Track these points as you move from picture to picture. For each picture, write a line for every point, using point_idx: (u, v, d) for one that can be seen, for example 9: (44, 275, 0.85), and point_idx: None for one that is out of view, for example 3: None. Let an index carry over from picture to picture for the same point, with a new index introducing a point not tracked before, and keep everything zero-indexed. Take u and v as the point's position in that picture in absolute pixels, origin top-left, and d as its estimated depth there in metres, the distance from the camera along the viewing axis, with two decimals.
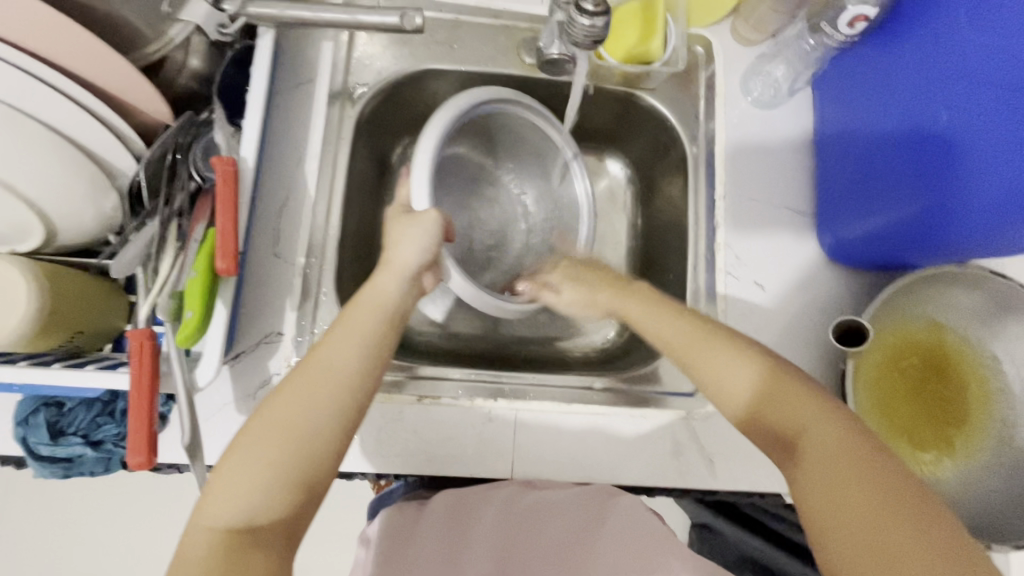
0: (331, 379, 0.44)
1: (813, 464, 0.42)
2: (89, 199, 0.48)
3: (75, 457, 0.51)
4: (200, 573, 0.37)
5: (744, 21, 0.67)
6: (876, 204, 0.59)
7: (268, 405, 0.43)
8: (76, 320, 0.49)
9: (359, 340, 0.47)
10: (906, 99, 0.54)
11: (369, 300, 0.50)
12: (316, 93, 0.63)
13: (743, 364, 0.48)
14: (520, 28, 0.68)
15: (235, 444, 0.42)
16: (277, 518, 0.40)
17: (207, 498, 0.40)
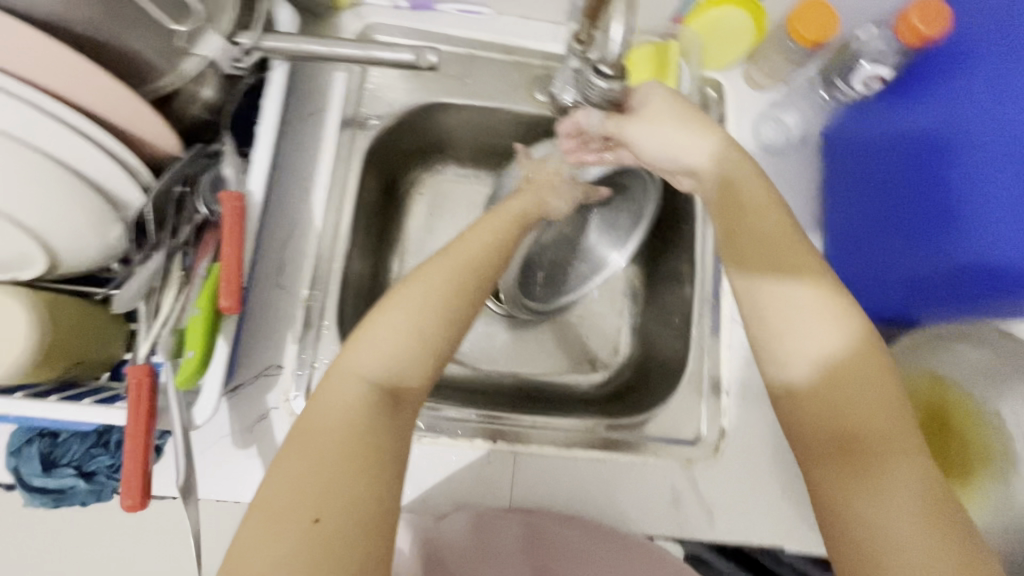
0: (477, 264, 0.46)
1: (887, 487, 0.36)
2: (93, 230, 0.47)
3: (66, 488, 0.50)
4: (345, 427, 0.37)
5: (757, 68, 0.67)
6: (892, 247, 0.57)
7: (423, 272, 0.44)
8: (76, 351, 0.48)
9: (497, 240, 0.48)
10: (926, 146, 0.53)
11: (512, 211, 0.53)
12: (327, 122, 0.63)
13: (840, 338, 0.40)
14: (533, 65, 0.68)
15: (390, 300, 0.42)
16: (418, 384, 0.42)
17: (352, 351, 0.41)
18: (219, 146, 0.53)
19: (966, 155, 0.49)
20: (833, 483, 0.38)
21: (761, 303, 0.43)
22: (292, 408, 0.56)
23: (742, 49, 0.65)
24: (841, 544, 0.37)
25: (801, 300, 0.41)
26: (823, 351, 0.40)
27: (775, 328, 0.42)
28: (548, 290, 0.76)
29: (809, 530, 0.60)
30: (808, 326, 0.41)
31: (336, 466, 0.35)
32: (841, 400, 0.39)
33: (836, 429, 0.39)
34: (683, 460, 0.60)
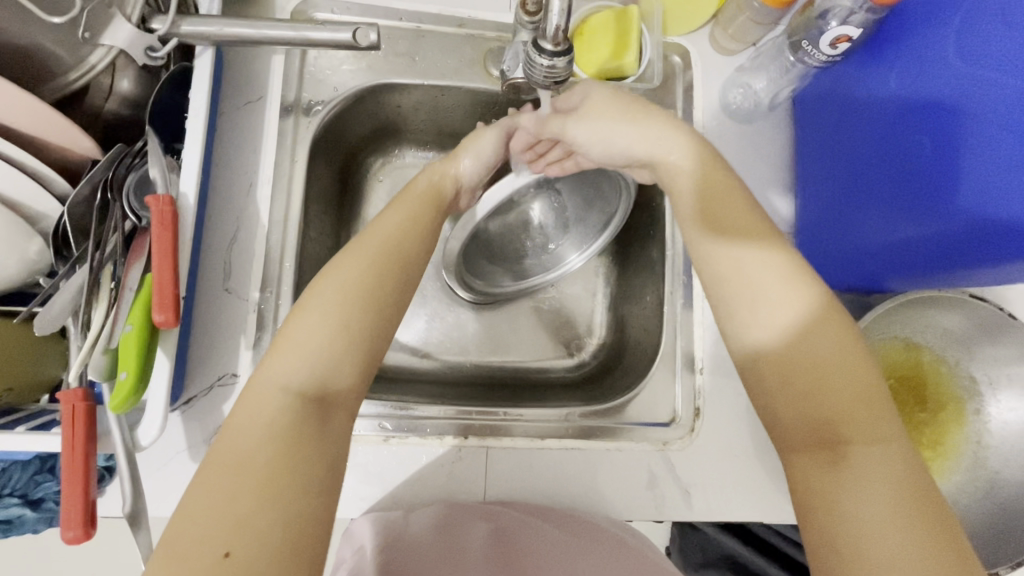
0: (393, 258, 0.46)
1: (856, 477, 0.37)
2: (8, 246, 0.43)
3: (14, 517, 0.48)
4: (266, 438, 0.37)
5: (722, 30, 0.64)
6: (859, 226, 0.56)
7: (335, 270, 0.44)
8: (4, 376, 0.45)
9: (412, 229, 0.49)
10: (891, 120, 0.51)
11: (424, 194, 0.52)
12: (267, 111, 0.58)
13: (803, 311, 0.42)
14: (487, 38, 0.63)
15: (307, 304, 0.43)
16: (349, 381, 0.42)
17: (273, 359, 0.41)
18: (144, 144, 0.49)
19: (923, 129, 0.48)
20: (805, 464, 0.40)
21: (720, 273, 0.46)
22: None
23: (706, 12, 0.62)
24: (810, 529, 0.38)
25: (758, 272, 0.44)
26: (790, 330, 0.42)
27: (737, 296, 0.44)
28: (500, 271, 0.73)
29: (786, 504, 0.60)
30: (770, 308, 0.43)
31: (251, 480, 0.35)
32: (812, 386, 0.40)
33: (805, 409, 0.40)
34: (658, 443, 0.59)
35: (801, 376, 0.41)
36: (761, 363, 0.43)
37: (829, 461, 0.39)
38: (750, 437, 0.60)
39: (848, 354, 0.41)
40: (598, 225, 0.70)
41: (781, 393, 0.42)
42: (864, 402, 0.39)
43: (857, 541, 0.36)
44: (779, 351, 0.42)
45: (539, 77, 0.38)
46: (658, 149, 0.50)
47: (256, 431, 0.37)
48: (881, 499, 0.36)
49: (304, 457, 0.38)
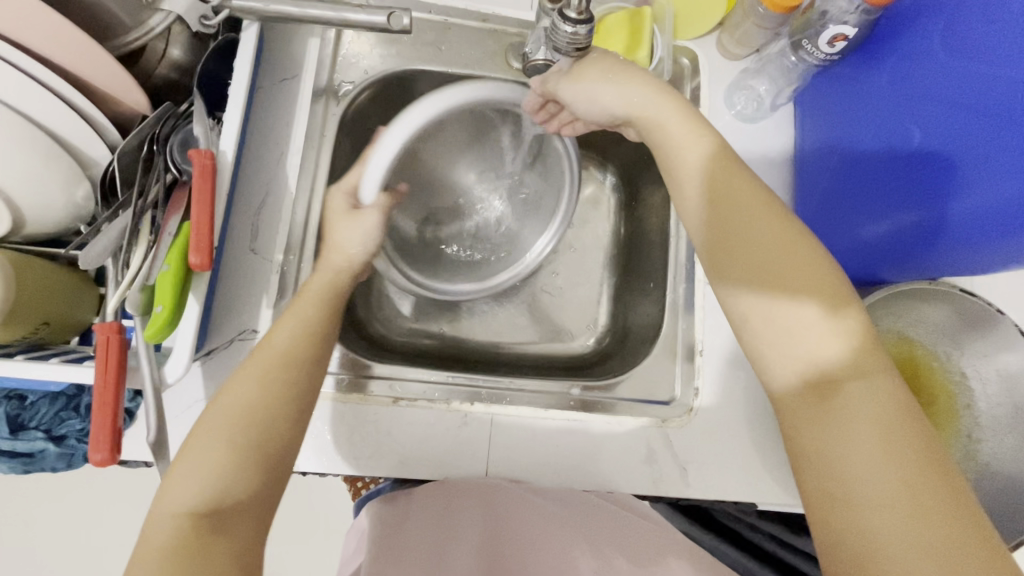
0: (281, 367, 0.46)
1: (844, 415, 0.40)
2: (59, 188, 0.46)
3: (35, 452, 0.50)
4: (166, 561, 0.38)
5: (729, 36, 0.68)
6: (855, 219, 0.59)
7: (231, 394, 0.44)
8: (42, 312, 0.47)
9: (303, 332, 0.48)
10: (886, 113, 0.54)
11: (313, 294, 0.51)
12: (301, 88, 0.62)
13: (803, 269, 0.43)
14: (509, 33, 0.68)
15: (191, 442, 0.43)
16: (246, 494, 0.42)
17: (164, 493, 0.41)
18: (189, 105, 0.52)
19: (916, 119, 0.51)
20: (796, 406, 0.42)
21: (725, 237, 0.47)
22: None
23: (714, 17, 0.67)
24: (807, 474, 0.41)
25: (757, 237, 0.45)
26: (786, 298, 0.43)
27: (729, 254, 0.46)
28: (464, 274, 0.71)
29: (781, 486, 0.61)
30: (767, 259, 0.44)
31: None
32: (804, 337, 0.42)
33: (798, 364, 0.42)
34: (658, 420, 0.61)
35: (782, 325, 0.43)
36: (749, 320, 0.45)
37: (822, 410, 0.41)
38: (748, 423, 0.62)
39: (840, 305, 0.43)
40: (554, 206, 0.67)
41: (774, 352, 0.43)
42: (847, 342, 0.42)
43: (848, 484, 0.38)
44: (769, 313, 0.44)
45: (562, 43, 0.43)
46: (639, 107, 0.51)
47: (153, 560, 0.38)
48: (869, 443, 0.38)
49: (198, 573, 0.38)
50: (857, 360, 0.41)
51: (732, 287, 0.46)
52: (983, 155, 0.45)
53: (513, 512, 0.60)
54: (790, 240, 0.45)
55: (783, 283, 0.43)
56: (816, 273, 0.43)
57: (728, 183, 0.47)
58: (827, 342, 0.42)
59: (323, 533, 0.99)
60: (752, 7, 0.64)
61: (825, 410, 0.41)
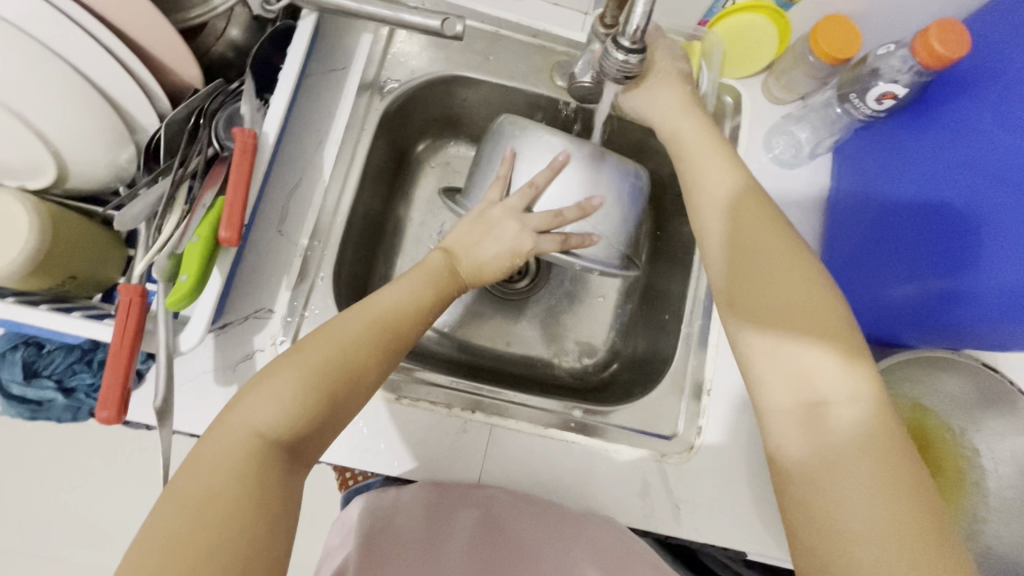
0: (394, 326, 0.50)
1: (836, 447, 0.40)
2: (105, 148, 0.48)
3: (44, 401, 0.51)
4: (238, 475, 0.39)
5: (775, 79, 0.68)
6: (878, 276, 0.59)
7: (330, 338, 0.47)
8: (70, 266, 0.48)
9: (412, 304, 0.53)
10: (927, 174, 0.54)
11: (436, 269, 0.58)
12: (347, 80, 0.64)
13: (814, 300, 0.45)
14: (556, 51, 0.69)
15: (289, 360, 0.45)
16: (319, 429, 0.44)
17: (243, 405, 0.42)
18: (240, 84, 0.53)
19: (954, 186, 0.51)
20: (790, 436, 0.43)
21: (729, 262, 0.50)
22: (278, 352, 0.57)
23: (764, 59, 0.66)
24: (793, 510, 0.41)
25: (756, 261, 0.48)
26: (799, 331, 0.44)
27: (730, 274, 0.49)
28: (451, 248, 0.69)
29: (775, 540, 0.60)
30: (770, 285, 0.47)
31: (235, 515, 0.37)
32: (803, 364, 0.43)
33: (799, 393, 0.43)
34: (657, 453, 0.61)
35: (777, 348, 0.45)
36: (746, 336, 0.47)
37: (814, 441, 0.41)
38: (749, 470, 0.61)
39: (840, 337, 0.44)
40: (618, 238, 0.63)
41: (776, 379, 0.44)
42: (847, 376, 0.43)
43: (838, 514, 0.39)
44: (770, 337, 0.45)
45: (611, 69, 0.42)
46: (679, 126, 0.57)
47: (223, 470, 0.39)
48: (869, 481, 0.38)
49: (274, 503, 0.39)
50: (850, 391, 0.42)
51: (734, 308, 0.48)
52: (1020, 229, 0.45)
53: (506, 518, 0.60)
54: (806, 276, 0.46)
55: (766, 305, 0.46)
56: (819, 293, 0.45)
57: (771, 231, 0.49)
58: (832, 373, 0.43)
59: (308, 519, 0.99)
60: (803, 54, 0.64)
61: (821, 436, 0.41)
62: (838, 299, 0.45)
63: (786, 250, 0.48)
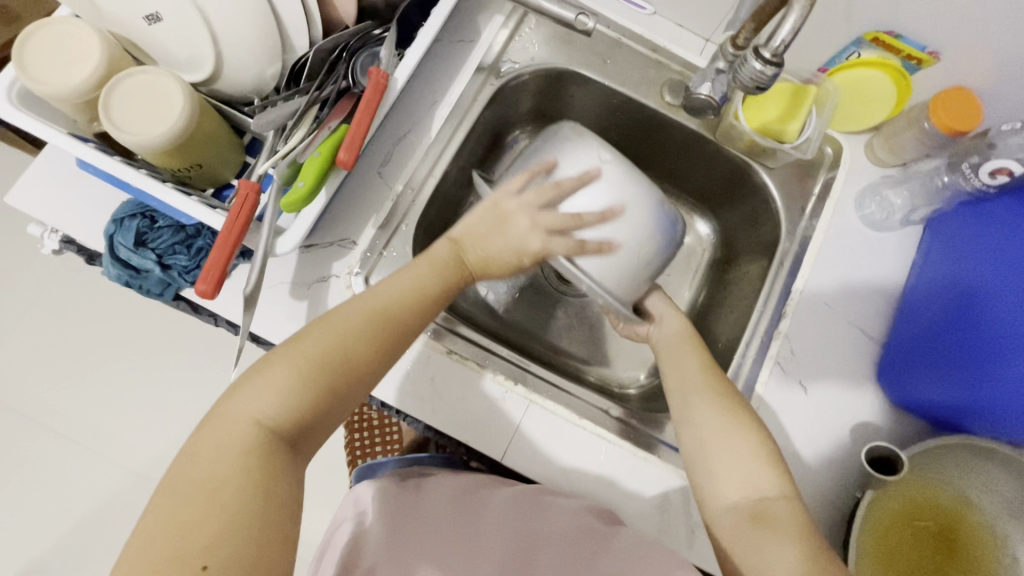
0: (394, 317, 0.50)
1: None
2: (257, 60, 0.53)
3: (143, 270, 0.55)
4: (235, 468, 0.40)
5: (882, 140, 0.68)
6: (931, 369, 0.58)
7: (323, 334, 0.47)
8: (199, 155, 0.53)
9: (417, 294, 0.53)
10: (1004, 287, 0.54)
11: (444, 259, 0.56)
12: (472, 53, 0.68)
13: (750, 466, 0.51)
14: (672, 69, 0.71)
15: (286, 350, 0.45)
16: (317, 418, 0.45)
17: (240, 395, 0.43)
18: (384, 32, 0.58)
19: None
20: None
21: (687, 419, 0.56)
22: (351, 281, 0.60)
23: (875, 118, 0.67)
24: None
25: (709, 424, 0.54)
26: (740, 490, 0.51)
27: (699, 444, 0.54)
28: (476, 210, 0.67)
29: None
30: (726, 446, 0.53)
31: (230, 508, 0.39)
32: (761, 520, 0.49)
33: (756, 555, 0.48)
34: (682, 473, 0.60)
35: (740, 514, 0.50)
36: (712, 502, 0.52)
37: None
38: None
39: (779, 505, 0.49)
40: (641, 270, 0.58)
41: (735, 544, 0.49)
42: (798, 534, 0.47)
43: None
44: (730, 503, 0.51)
45: (745, 77, 0.46)
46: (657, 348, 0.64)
47: (225, 461, 0.40)
48: None
49: (269, 496, 0.40)
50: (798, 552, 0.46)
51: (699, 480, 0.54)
52: None
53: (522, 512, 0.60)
54: (754, 445, 0.52)
55: (720, 476, 0.52)
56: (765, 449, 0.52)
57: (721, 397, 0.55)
58: (778, 542, 0.47)
59: None
60: (919, 118, 0.63)
61: None
62: (774, 452, 0.52)
63: (749, 425, 0.53)
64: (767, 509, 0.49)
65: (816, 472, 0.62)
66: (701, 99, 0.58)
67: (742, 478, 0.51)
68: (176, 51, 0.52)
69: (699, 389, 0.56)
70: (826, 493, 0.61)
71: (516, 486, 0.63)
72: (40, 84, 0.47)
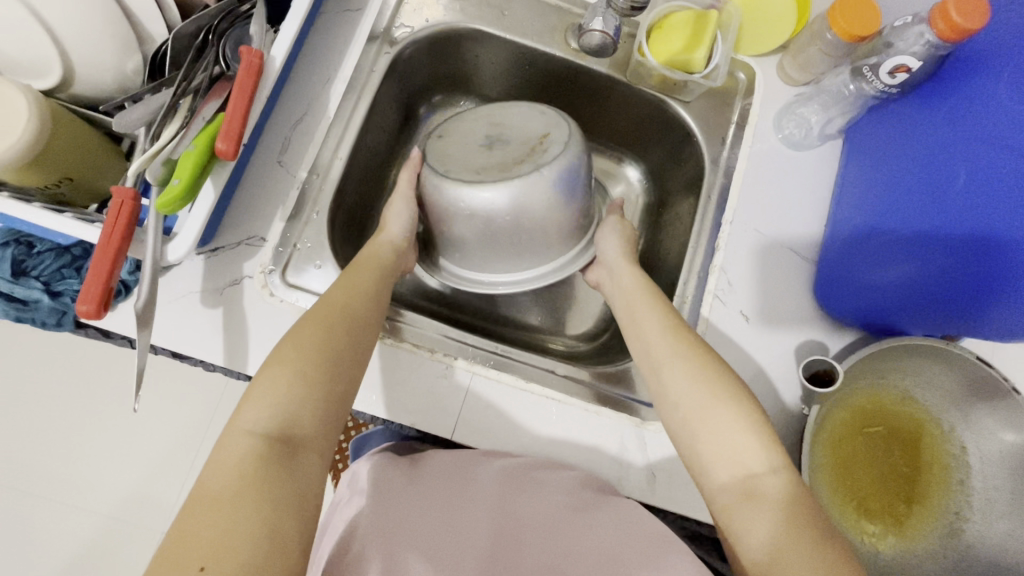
0: (345, 312, 0.53)
1: (762, 503, 0.46)
2: (111, 55, 0.48)
3: (30, 301, 0.51)
4: (234, 476, 0.41)
5: (791, 59, 0.67)
6: (862, 266, 0.59)
7: (291, 346, 0.49)
8: (65, 167, 0.48)
9: (366, 289, 0.56)
10: (921, 159, 0.55)
11: (381, 253, 0.60)
12: (360, 24, 0.64)
13: (697, 370, 0.52)
14: (573, 13, 0.69)
15: (259, 374, 0.48)
16: (306, 421, 0.47)
17: (237, 413, 0.45)
18: (251, 7, 0.53)
19: (932, 174, 0.53)
20: (726, 505, 0.48)
21: (637, 321, 0.58)
22: (266, 280, 0.57)
23: (785, 33, 0.65)
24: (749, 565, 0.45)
25: (653, 329, 0.56)
26: (687, 397, 0.52)
27: (654, 357, 0.55)
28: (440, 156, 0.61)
29: None
30: (664, 350, 0.55)
31: (239, 509, 0.40)
32: (698, 428, 0.51)
33: (728, 459, 0.49)
34: (637, 420, 0.60)
35: (690, 418, 0.51)
36: (670, 408, 0.53)
37: (747, 504, 0.46)
38: None
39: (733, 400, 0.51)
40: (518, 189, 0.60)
41: (704, 449, 0.50)
42: (750, 422, 0.50)
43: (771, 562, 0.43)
44: (683, 409, 0.52)
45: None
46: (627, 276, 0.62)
47: (224, 474, 0.41)
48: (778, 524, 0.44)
49: (276, 488, 0.42)
50: (748, 440, 0.49)
51: (658, 393, 0.55)
52: (1007, 208, 0.46)
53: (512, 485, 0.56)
54: (735, 401, 0.51)
55: (677, 384, 0.52)
56: (712, 352, 0.54)
57: (694, 346, 0.54)
58: (740, 433, 0.49)
59: None
60: (821, 32, 0.63)
61: (752, 490, 0.47)
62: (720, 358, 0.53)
63: (735, 391, 0.51)
64: (753, 482, 0.47)
65: (770, 399, 0.62)
66: (598, 35, 0.63)
67: (732, 457, 0.48)
68: (15, 55, 0.46)
69: (672, 359, 0.54)
70: (779, 417, 0.62)
71: (500, 458, 0.58)
72: None
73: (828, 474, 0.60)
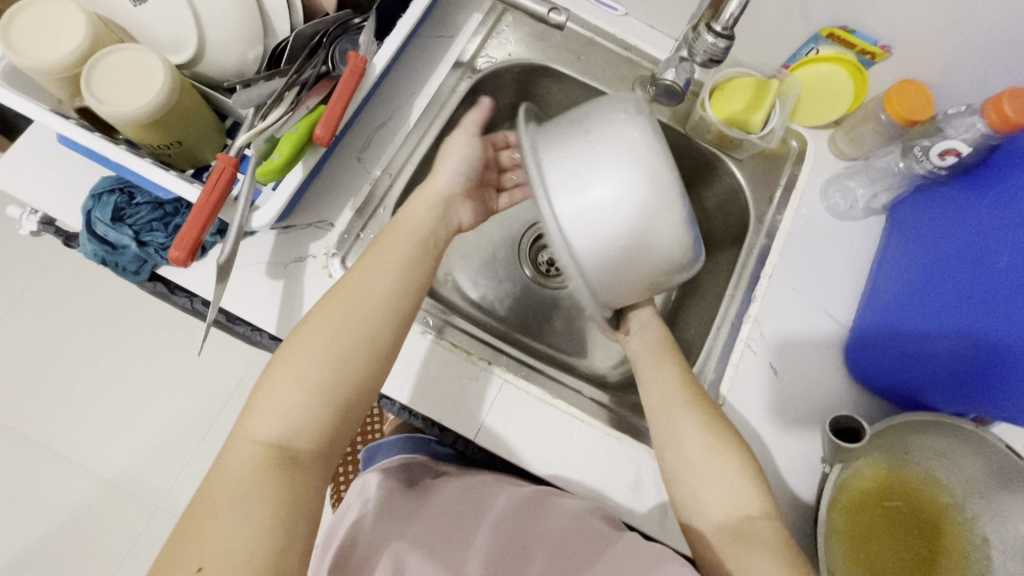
0: (358, 306, 0.53)
1: (753, 545, 0.50)
2: (238, 43, 0.55)
3: (119, 246, 0.56)
4: (241, 480, 0.45)
5: (843, 134, 0.71)
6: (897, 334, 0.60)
7: (296, 348, 0.51)
8: (179, 131, 0.54)
9: (386, 283, 0.56)
10: (966, 243, 0.56)
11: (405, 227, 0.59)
12: (449, 49, 0.71)
13: (698, 419, 0.56)
14: (644, 66, 0.74)
15: (271, 374, 0.50)
16: (315, 423, 0.49)
17: (246, 420, 0.48)
18: (363, 21, 0.60)
19: (973, 262, 0.55)
20: (714, 543, 0.53)
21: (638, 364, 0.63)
22: (328, 262, 0.61)
23: (837, 111, 0.70)
24: None
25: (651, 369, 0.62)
26: (686, 436, 0.56)
27: (652, 400, 0.60)
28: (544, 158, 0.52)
29: None
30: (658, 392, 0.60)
31: (243, 506, 0.44)
32: (686, 474, 0.55)
33: (720, 507, 0.53)
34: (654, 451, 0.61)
35: (686, 463, 0.55)
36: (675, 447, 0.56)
37: (735, 545, 0.51)
38: None
39: (725, 450, 0.55)
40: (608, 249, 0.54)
41: (696, 496, 0.54)
42: (738, 470, 0.54)
43: None
44: (682, 456, 0.56)
45: (702, 48, 0.56)
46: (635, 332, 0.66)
47: (235, 474, 0.45)
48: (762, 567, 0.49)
49: (279, 495, 0.45)
50: (733, 484, 0.54)
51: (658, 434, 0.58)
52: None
53: (520, 519, 0.60)
54: (730, 450, 0.55)
55: (684, 431, 0.56)
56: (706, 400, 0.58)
57: (687, 389, 0.59)
58: (728, 482, 0.54)
59: None
60: (875, 112, 0.67)
61: (742, 535, 0.51)
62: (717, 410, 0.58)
63: (730, 444, 0.55)
64: (747, 531, 0.52)
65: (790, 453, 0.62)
66: (668, 83, 0.63)
67: (723, 501, 0.53)
68: (162, 34, 0.54)
69: (681, 407, 0.58)
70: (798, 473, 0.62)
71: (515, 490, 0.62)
72: (25, 59, 0.48)
73: (840, 541, 0.60)
